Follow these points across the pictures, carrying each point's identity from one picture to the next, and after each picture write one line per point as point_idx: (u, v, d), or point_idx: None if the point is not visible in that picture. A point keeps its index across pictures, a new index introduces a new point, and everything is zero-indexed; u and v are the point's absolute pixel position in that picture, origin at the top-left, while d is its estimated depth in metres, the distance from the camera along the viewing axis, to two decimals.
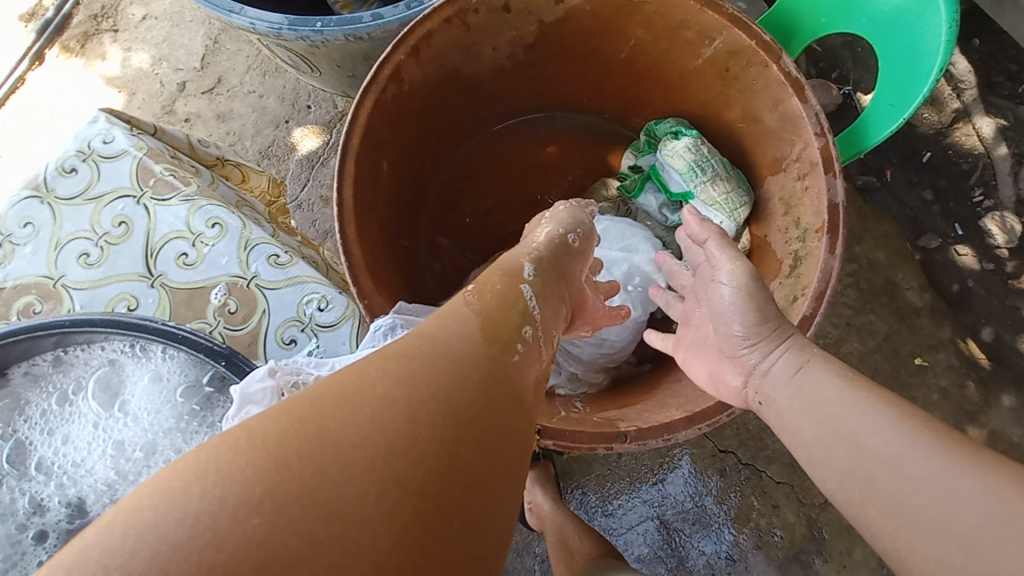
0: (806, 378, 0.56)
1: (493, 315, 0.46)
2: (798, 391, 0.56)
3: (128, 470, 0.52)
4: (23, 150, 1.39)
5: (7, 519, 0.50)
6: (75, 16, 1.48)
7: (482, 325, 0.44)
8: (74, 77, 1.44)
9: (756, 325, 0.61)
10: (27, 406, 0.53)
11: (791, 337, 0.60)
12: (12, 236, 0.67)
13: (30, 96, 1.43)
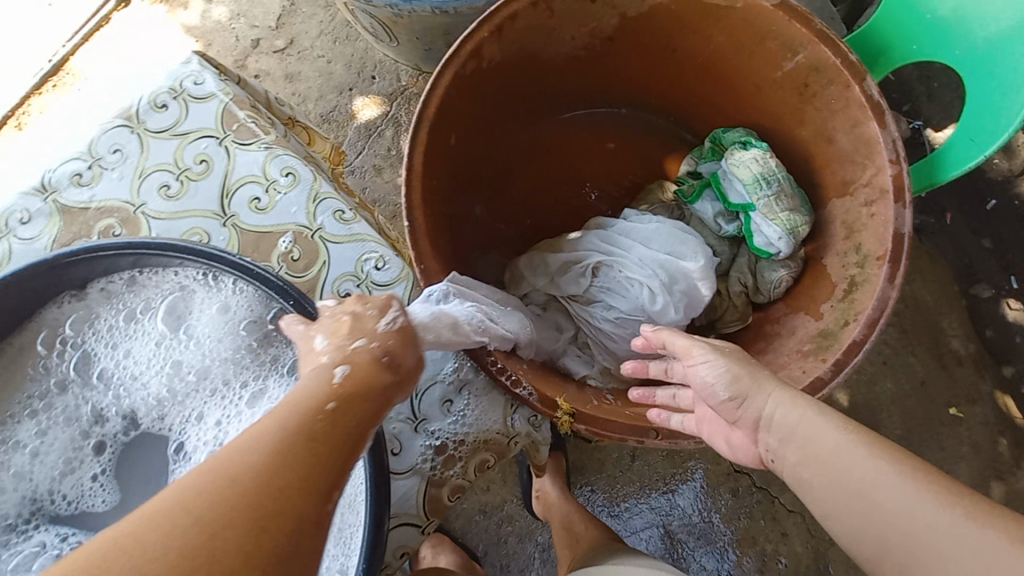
0: (805, 426, 0.52)
1: (352, 398, 0.41)
2: (803, 446, 0.52)
3: (179, 391, 0.55)
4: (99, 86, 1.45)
5: (72, 424, 0.55)
6: None
7: (338, 415, 0.39)
8: (156, 22, 1.50)
9: (739, 387, 0.57)
10: (97, 320, 0.56)
11: (777, 402, 0.55)
12: (102, 160, 0.71)
13: (111, 35, 1.49)
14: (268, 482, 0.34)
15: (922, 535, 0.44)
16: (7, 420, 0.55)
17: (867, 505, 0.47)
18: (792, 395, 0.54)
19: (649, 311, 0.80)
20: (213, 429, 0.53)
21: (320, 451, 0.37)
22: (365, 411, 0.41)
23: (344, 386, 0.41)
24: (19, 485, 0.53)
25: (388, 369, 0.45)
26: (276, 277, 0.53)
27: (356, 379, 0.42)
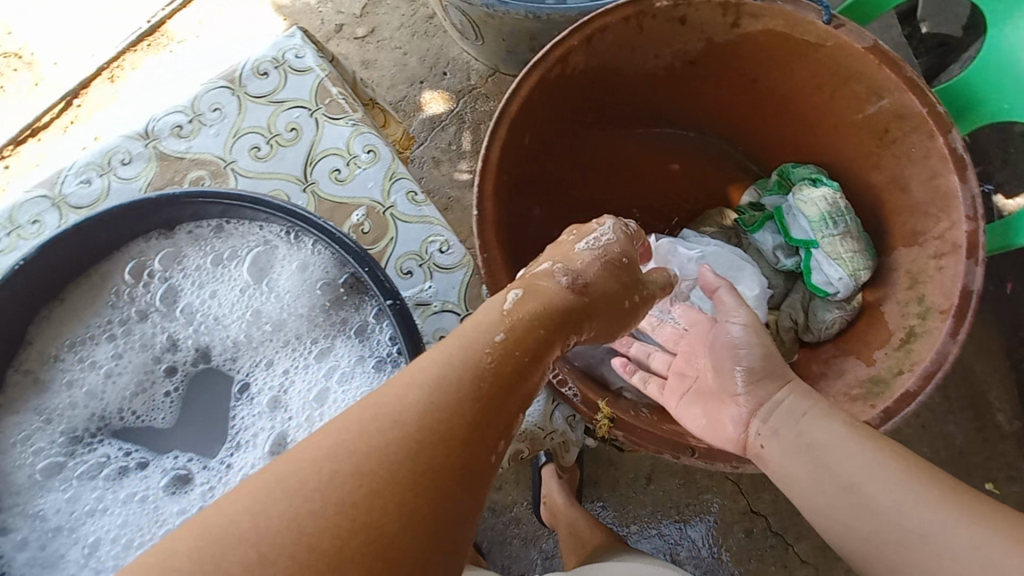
0: (811, 418, 0.58)
1: (525, 322, 0.47)
2: (802, 433, 0.58)
3: (252, 335, 0.59)
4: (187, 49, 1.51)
5: (146, 350, 0.59)
6: None
7: (507, 340, 0.45)
8: None
9: (762, 362, 0.63)
10: (186, 260, 0.60)
11: (791, 390, 0.61)
12: (202, 116, 0.75)
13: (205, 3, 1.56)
14: (447, 397, 0.40)
15: (898, 517, 0.49)
16: (88, 340, 0.59)
17: (854, 492, 0.53)
18: (806, 393, 0.61)
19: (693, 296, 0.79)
20: (279, 376, 0.58)
21: (497, 374, 0.42)
22: (538, 337, 0.47)
23: (518, 312, 0.47)
24: (90, 401, 0.58)
25: (594, 283, 0.53)
26: (354, 243, 0.54)
27: (542, 299, 0.50)
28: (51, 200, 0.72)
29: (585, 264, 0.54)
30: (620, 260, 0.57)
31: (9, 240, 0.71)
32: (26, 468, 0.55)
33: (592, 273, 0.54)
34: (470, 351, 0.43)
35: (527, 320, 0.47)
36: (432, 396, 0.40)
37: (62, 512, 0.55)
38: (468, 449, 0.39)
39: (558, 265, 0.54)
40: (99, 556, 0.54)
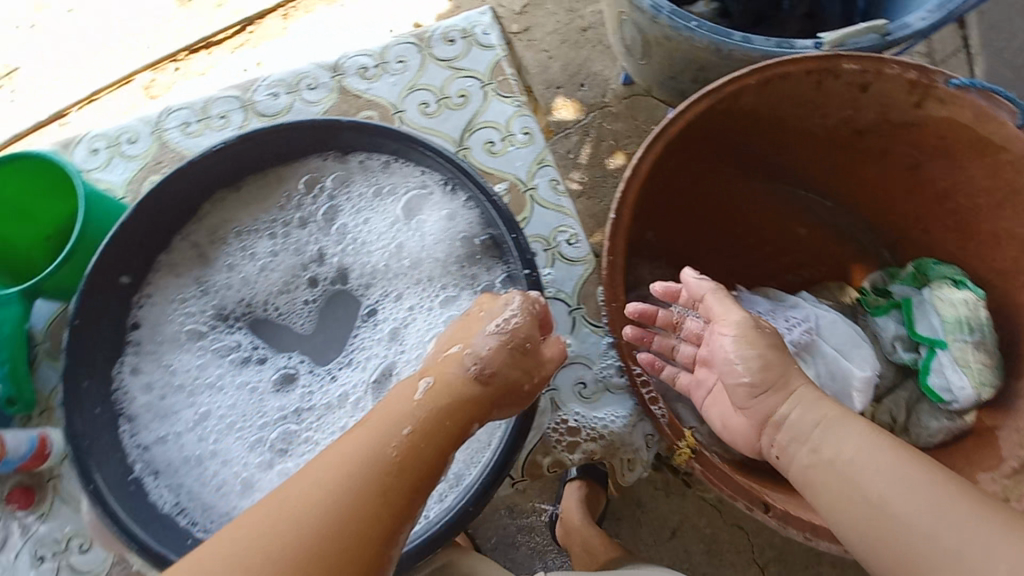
0: (826, 428, 0.52)
1: (431, 422, 0.44)
2: (814, 450, 0.52)
3: (389, 267, 0.63)
4: None
5: (297, 255, 0.65)
6: None
7: (411, 441, 0.43)
8: None
9: (759, 367, 0.56)
10: (352, 185, 0.66)
11: (795, 401, 0.54)
12: (387, 65, 0.81)
13: None
14: (349, 502, 0.40)
15: (927, 536, 0.44)
16: (251, 232, 0.66)
17: (879, 515, 0.46)
18: (815, 396, 0.55)
19: (798, 339, 0.74)
20: (403, 311, 0.62)
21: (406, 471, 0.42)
22: (444, 434, 0.44)
23: (425, 408, 0.44)
24: (243, 288, 0.64)
25: (500, 373, 0.47)
26: (507, 209, 0.57)
27: (449, 396, 0.46)
28: (240, 102, 0.80)
29: (488, 350, 0.48)
30: (526, 344, 0.49)
31: (197, 126, 0.80)
32: (172, 325, 0.63)
33: (496, 362, 0.47)
34: (373, 453, 0.42)
35: (429, 417, 0.44)
36: (339, 494, 0.40)
37: (188, 374, 0.61)
38: (387, 538, 0.40)
39: (464, 349, 0.48)
40: (207, 423, 0.59)
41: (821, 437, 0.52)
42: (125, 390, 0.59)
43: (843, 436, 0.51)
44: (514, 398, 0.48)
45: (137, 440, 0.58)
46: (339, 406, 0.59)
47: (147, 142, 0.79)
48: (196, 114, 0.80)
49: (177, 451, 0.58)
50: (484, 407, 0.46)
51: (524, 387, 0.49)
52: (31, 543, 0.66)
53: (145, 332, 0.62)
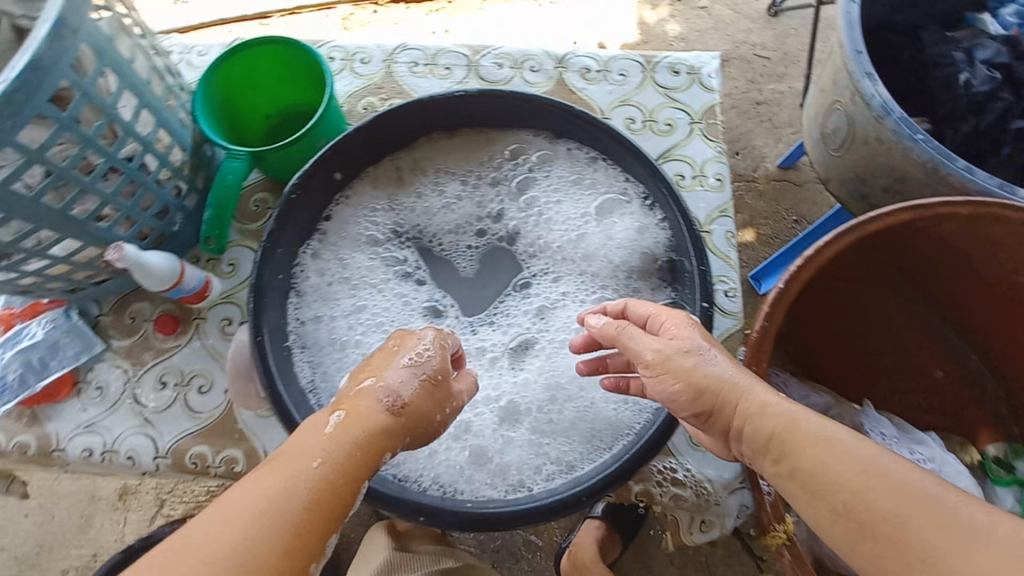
0: (788, 434, 0.40)
1: (346, 453, 0.40)
2: (778, 461, 0.40)
3: (561, 251, 0.66)
4: None
5: (479, 207, 0.68)
6: None
7: (321, 475, 0.39)
8: None
9: (689, 394, 0.45)
10: (554, 166, 0.69)
11: (744, 418, 0.42)
12: (608, 73, 0.84)
13: None
14: (255, 559, 0.34)
15: (934, 525, 0.33)
16: (448, 174, 0.70)
17: (860, 514, 0.35)
18: (772, 400, 0.42)
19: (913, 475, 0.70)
20: (558, 294, 0.64)
21: (321, 504, 0.38)
22: (362, 468, 0.40)
23: (340, 442, 0.40)
24: (421, 216, 0.68)
25: (415, 403, 0.45)
26: (701, 242, 0.59)
27: (361, 430, 0.42)
28: (467, 61, 0.86)
29: (400, 380, 0.45)
30: (437, 374, 0.47)
31: (423, 68, 0.86)
32: (356, 226, 0.67)
33: (411, 389, 0.45)
34: (282, 489, 0.37)
35: (341, 450, 0.40)
36: (245, 540, 0.35)
37: (355, 273, 0.65)
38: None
39: (376, 382, 0.45)
40: (356, 324, 0.63)
41: (770, 439, 0.40)
42: (301, 267, 0.65)
43: (803, 422, 0.40)
44: (428, 429, 0.46)
45: (298, 313, 0.63)
46: (474, 356, 0.61)
47: (376, 67, 0.86)
48: (425, 57, 0.86)
49: (326, 335, 0.62)
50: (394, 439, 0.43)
51: (434, 420, 0.46)
52: (160, 367, 0.71)
53: (332, 224, 0.67)
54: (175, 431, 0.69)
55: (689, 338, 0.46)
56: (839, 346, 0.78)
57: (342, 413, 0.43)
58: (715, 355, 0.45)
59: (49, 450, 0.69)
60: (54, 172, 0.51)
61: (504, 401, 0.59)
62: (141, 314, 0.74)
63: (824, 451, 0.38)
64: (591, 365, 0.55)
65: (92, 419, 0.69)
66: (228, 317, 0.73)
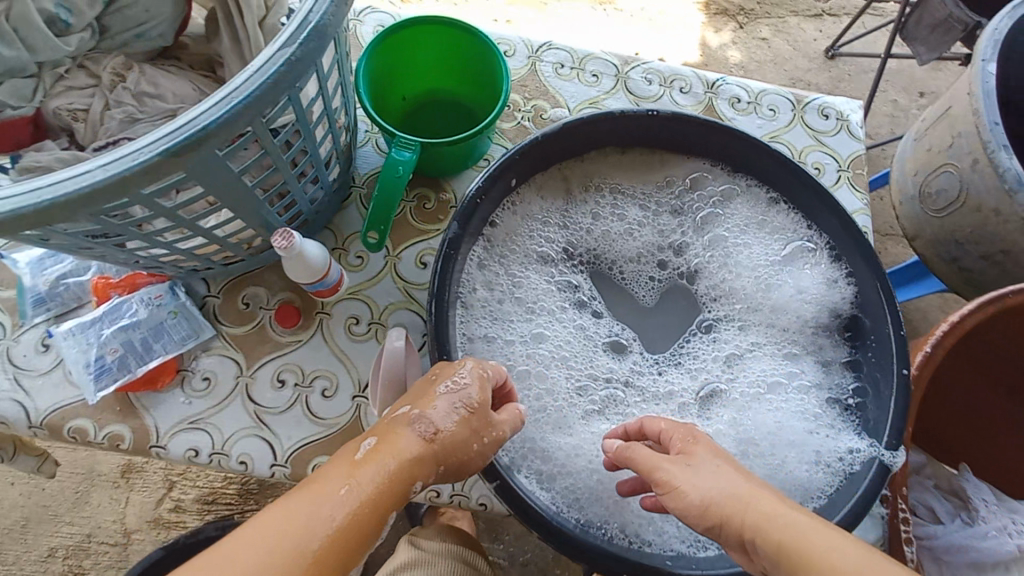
0: (796, 541, 0.36)
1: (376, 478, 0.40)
2: None
3: (742, 299, 0.65)
4: (617, 38, 1.83)
5: (659, 240, 0.67)
6: (726, 31, 1.89)
7: (351, 503, 0.38)
8: (684, 47, 1.85)
9: (702, 510, 0.40)
10: (733, 204, 0.67)
11: (752, 531, 0.38)
12: (759, 106, 0.82)
13: (655, 25, 1.86)
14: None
15: None
16: (627, 197, 0.67)
17: None
18: (784, 506, 0.38)
19: (1021, 547, 0.73)
20: (748, 343, 0.64)
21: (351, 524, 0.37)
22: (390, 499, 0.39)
23: (369, 470, 0.40)
24: (602, 242, 0.66)
25: (450, 433, 0.45)
26: (896, 306, 0.57)
27: (390, 456, 0.41)
28: (616, 72, 0.82)
29: (438, 411, 0.45)
30: (475, 404, 0.46)
31: (569, 72, 0.81)
32: (525, 239, 0.63)
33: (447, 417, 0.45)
34: (314, 513, 0.37)
35: (372, 479, 0.40)
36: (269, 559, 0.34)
37: (526, 294, 0.62)
38: None
39: (415, 410, 0.45)
40: (534, 350, 0.60)
41: (776, 547, 0.36)
42: (466, 277, 0.59)
43: (807, 530, 0.36)
44: (460, 462, 0.45)
45: (467, 330, 0.58)
46: (663, 400, 0.61)
47: (521, 62, 0.81)
48: (572, 60, 0.82)
49: (499, 359, 0.58)
50: (423, 471, 0.43)
51: (465, 454, 0.45)
52: (277, 362, 0.64)
53: (497, 231, 0.62)
54: (296, 436, 0.61)
55: (698, 455, 0.43)
56: (950, 412, 0.83)
57: (363, 448, 0.42)
58: (729, 470, 0.41)
59: (144, 445, 0.60)
60: (265, 149, 0.44)
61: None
62: (255, 300, 0.66)
63: (824, 554, 0.35)
64: (636, 485, 0.51)
65: (197, 415, 0.61)
66: (356, 315, 0.67)
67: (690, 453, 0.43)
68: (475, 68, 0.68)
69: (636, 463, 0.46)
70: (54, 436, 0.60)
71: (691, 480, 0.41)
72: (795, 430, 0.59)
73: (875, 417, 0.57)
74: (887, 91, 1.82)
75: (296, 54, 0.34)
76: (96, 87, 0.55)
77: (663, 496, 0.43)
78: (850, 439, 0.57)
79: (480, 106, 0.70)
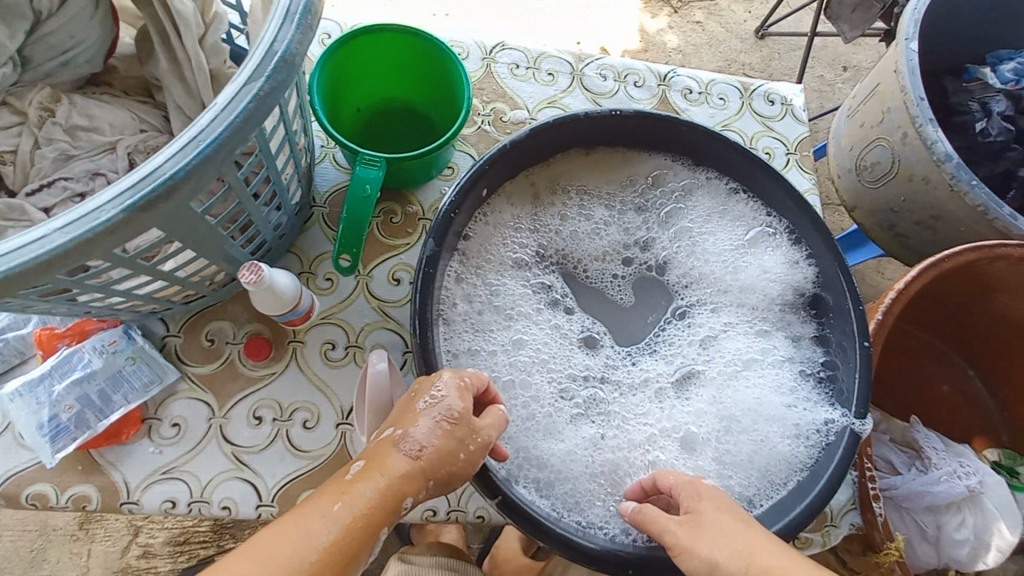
0: None
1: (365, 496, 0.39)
2: None
3: (712, 283, 0.67)
4: (557, 29, 1.83)
5: (626, 235, 0.68)
6: (663, 17, 1.93)
7: (341, 522, 0.38)
8: (623, 34, 1.88)
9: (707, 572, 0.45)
10: (695, 196, 0.68)
11: None
12: (709, 96, 0.85)
13: (593, 13, 1.88)
14: None
15: None
16: (593, 197, 0.68)
17: None
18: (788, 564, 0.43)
19: (970, 487, 0.75)
20: (722, 324, 0.65)
21: (338, 544, 0.37)
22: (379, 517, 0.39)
23: (359, 488, 0.40)
24: (572, 241, 0.66)
25: (435, 447, 0.43)
26: (853, 282, 0.61)
27: (378, 474, 0.41)
28: (571, 69, 0.82)
29: (422, 428, 0.43)
30: (457, 414, 0.44)
31: (525, 72, 0.81)
32: (500, 248, 0.63)
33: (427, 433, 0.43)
34: (302, 536, 0.37)
35: (362, 498, 0.39)
36: None
37: (504, 301, 0.61)
38: None
39: (399, 429, 0.43)
40: (515, 358, 0.59)
41: None
42: (445, 292, 0.59)
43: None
44: (451, 476, 0.43)
45: (449, 345, 0.57)
46: (639, 389, 0.62)
47: (475, 65, 0.80)
48: (526, 60, 0.81)
49: (484, 370, 0.58)
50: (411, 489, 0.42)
51: (454, 467, 0.43)
52: (253, 398, 0.61)
53: (471, 244, 0.61)
54: (280, 474, 0.59)
55: (703, 516, 0.47)
56: (909, 364, 0.88)
57: (352, 469, 0.42)
58: (729, 526, 0.46)
59: (114, 504, 0.56)
60: (228, 185, 0.42)
61: (682, 432, 0.60)
62: (220, 335, 0.63)
63: None
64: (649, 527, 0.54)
65: (171, 464, 0.58)
66: (331, 339, 0.64)
67: (696, 513, 0.47)
68: (427, 65, 0.65)
69: (649, 522, 0.49)
70: (10, 505, 0.55)
71: (693, 546, 0.45)
72: (774, 404, 0.61)
73: (845, 387, 0.59)
74: (814, 68, 1.91)
75: (264, 88, 0.34)
76: (22, 125, 0.52)
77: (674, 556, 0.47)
78: (825, 410, 0.60)
79: (437, 104, 0.68)
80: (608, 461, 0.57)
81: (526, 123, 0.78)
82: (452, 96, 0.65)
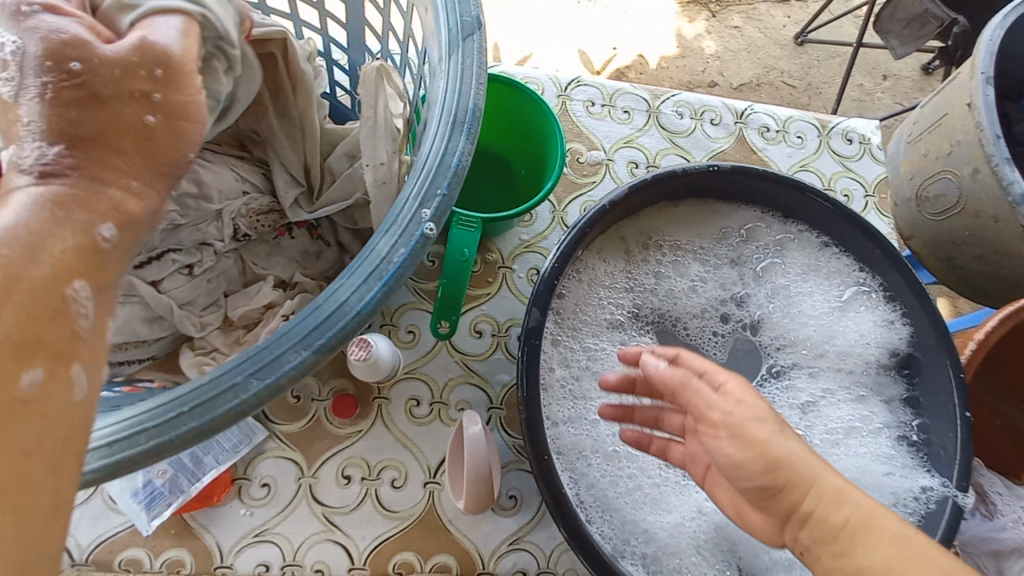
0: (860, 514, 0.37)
1: None
2: (842, 553, 0.36)
3: (809, 345, 0.66)
4: (594, 31, 1.78)
5: (722, 293, 0.67)
6: (701, 21, 1.89)
7: None
8: (660, 38, 1.83)
9: (758, 463, 0.40)
10: (786, 253, 0.67)
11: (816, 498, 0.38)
12: (787, 135, 0.82)
13: (630, 16, 1.83)
14: None
15: None
16: (687, 253, 0.66)
17: None
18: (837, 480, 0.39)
19: None
20: (820, 389, 0.65)
21: None
22: None
23: None
24: (669, 300, 0.65)
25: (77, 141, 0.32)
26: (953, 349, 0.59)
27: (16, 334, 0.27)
28: (647, 106, 0.80)
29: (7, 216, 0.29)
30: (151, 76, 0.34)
31: (601, 109, 0.79)
32: (595, 309, 0.62)
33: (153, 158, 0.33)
34: None
35: None
36: None
37: (601, 367, 0.60)
38: None
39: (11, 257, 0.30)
40: (617, 429, 0.59)
41: (828, 518, 0.38)
42: (544, 357, 0.59)
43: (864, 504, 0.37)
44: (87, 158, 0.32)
45: (551, 413, 0.57)
46: None
47: (551, 101, 0.78)
48: (602, 97, 0.80)
49: (586, 441, 0.57)
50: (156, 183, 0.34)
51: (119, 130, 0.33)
52: (341, 457, 0.61)
53: (566, 303, 0.61)
54: (371, 535, 0.58)
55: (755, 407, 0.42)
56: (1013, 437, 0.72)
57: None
58: (789, 431, 0.41)
59: (208, 568, 0.56)
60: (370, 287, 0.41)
61: None
62: (305, 392, 0.63)
63: (869, 526, 0.36)
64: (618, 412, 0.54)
65: (263, 525, 0.57)
66: (415, 396, 0.64)
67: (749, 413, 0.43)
68: (521, 96, 0.64)
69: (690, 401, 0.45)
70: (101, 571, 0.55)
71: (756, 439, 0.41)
72: (876, 473, 0.60)
73: (947, 455, 0.58)
74: (854, 75, 1.87)
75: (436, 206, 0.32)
76: None
77: (710, 440, 0.43)
78: (921, 476, 0.59)
79: (523, 128, 0.67)
80: (713, 534, 0.56)
81: (602, 164, 0.76)
82: (542, 129, 0.64)
